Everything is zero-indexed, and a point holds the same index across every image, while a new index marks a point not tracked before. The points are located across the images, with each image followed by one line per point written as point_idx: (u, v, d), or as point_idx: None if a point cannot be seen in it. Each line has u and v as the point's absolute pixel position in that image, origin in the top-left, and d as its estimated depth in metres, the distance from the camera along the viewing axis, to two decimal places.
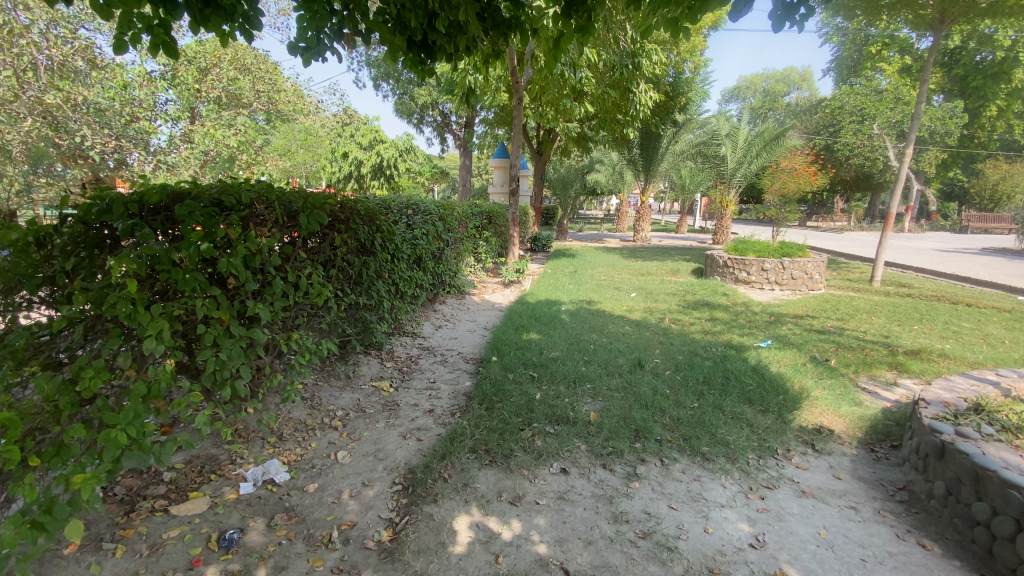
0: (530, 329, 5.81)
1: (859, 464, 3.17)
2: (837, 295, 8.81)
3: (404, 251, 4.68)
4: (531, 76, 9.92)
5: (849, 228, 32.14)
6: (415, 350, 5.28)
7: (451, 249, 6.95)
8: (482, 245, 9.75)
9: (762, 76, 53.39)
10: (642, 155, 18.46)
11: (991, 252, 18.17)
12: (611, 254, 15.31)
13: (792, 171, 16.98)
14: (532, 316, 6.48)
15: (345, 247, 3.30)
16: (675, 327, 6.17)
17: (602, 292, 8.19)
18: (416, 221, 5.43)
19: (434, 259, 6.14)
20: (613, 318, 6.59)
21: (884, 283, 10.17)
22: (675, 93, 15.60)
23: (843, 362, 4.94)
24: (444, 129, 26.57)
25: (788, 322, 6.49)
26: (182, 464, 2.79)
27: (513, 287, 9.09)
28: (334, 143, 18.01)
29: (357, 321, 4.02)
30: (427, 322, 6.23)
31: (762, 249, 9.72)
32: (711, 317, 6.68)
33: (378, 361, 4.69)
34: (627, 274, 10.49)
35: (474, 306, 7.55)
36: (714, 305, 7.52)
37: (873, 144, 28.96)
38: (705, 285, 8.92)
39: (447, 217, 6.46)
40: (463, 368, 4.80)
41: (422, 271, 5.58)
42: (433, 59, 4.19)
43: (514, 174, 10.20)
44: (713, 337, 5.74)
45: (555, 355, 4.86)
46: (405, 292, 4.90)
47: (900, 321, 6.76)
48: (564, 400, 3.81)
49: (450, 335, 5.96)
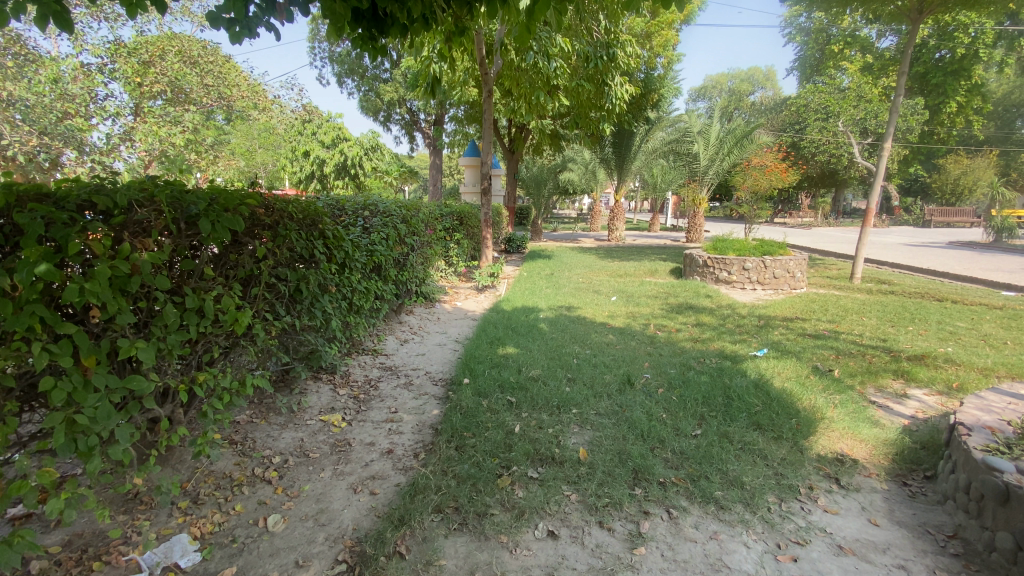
0: (506, 342, 5.23)
1: (895, 504, 2.73)
2: (821, 294, 8.52)
3: (359, 258, 4.05)
4: (501, 67, 9.32)
5: (817, 224, 32.66)
6: (375, 371, 4.64)
7: (418, 253, 6.32)
8: (453, 248, 9.15)
9: (729, 75, 54.22)
10: (615, 153, 18.12)
11: (958, 246, 18.43)
12: (587, 254, 14.89)
13: (764, 168, 16.91)
14: (508, 327, 5.88)
15: (273, 258, 2.65)
16: (662, 335, 5.69)
17: (581, 297, 7.69)
18: (374, 224, 4.80)
19: (397, 266, 5.50)
20: (594, 326, 6.06)
21: (864, 280, 9.98)
22: (647, 89, 15.31)
23: (848, 372, 4.51)
24: (412, 127, 25.76)
25: (780, 325, 6.09)
26: (54, 547, 2.13)
27: (487, 293, 8.49)
28: (295, 142, 17.15)
29: (299, 345, 3.38)
30: (391, 337, 5.61)
31: (741, 248, 9.38)
32: (698, 322, 6.23)
33: (330, 390, 4.06)
34: (605, 276, 10.02)
35: (445, 315, 6.91)
36: (698, 308, 7.08)
37: (838, 142, 29.50)
38: (687, 287, 8.51)
39: (412, 218, 5.83)
40: (430, 393, 4.18)
41: (383, 279, 4.95)
42: (386, 35, 3.59)
43: (485, 172, 9.61)
44: (703, 345, 5.27)
45: (535, 372, 4.29)
46: (361, 306, 4.27)
47: (893, 321, 6.44)
48: (547, 432, 3.24)
49: (417, 352, 5.33)
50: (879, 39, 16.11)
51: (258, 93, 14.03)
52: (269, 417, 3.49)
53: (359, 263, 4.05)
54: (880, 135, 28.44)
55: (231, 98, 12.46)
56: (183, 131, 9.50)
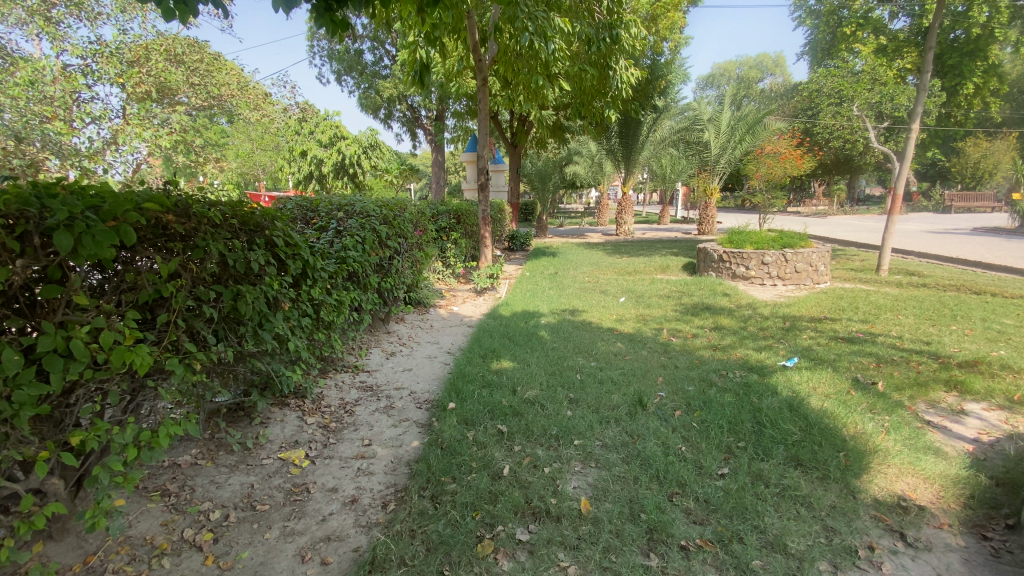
0: (502, 354, 4.67)
1: (978, 568, 2.15)
2: (847, 289, 7.87)
3: (327, 266, 3.53)
4: (496, 53, 8.73)
5: (831, 212, 31.71)
6: (353, 393, 4.11)
7: (407, 256, 5.80)
8: (450, 247, 8.67)
9: (737, 63, 53.14)
10: (622, 144, 17.45)
11: (984, 233, 17.53)
12: (594, 250, 14.32)
13: (777, 155, 16.21)
14: (507, 335, 5.33)
15: (186, 274, 2.13)
16: (676, 341, 5.11)
17: (586, 299, 7.12)
18: (349, 226, 4.29)
19: (380, 271, 4.98)
20: (600, 332, 5.49)
21: (892, 272, 9.29)
22: (654, 77, 14.84)
23: (894, 385, 3.89)
24: (414, 124, 25.30)
25: (807, 327, 5.48)
26: None
27: (486, 296, 7.96)
28: (292, 142, 16.69)
29: (249, 372, 2.88)
30: (377, 349, 5.10)
31: (759, 240, 8.74)
32: (715, 326, 5.64)
33: (297, 419, 3.57)
34: (613, 274, 9.45)
35: (439, 322, 6.38)
36: (715, 308, 6.48)
37: (853, 126, 28.48)
38: (702, 284, 7.91)
39: (397, 218, 5.29)
40: (411, 420, 3.64)
41: (363, 287, 4.44)
42: (345, 6, 3.06)
43: (484, 166, 9.03)
44: (722, 354, 4.68)
45: (532, 392, 3.75)
46: (333, 319, 3.76)
47: (933, 320, 5.79)
48: (542, 474, 2.71)
49: (403, 366, 4.81)
50: (890, 20, 15.36)
51: (251, 92, 13.57)
52: (218, 457, 3.01)
53: (328, 271, 3.54)
54: (897, 118, 27.42)
55: (224, 96, 11.93)
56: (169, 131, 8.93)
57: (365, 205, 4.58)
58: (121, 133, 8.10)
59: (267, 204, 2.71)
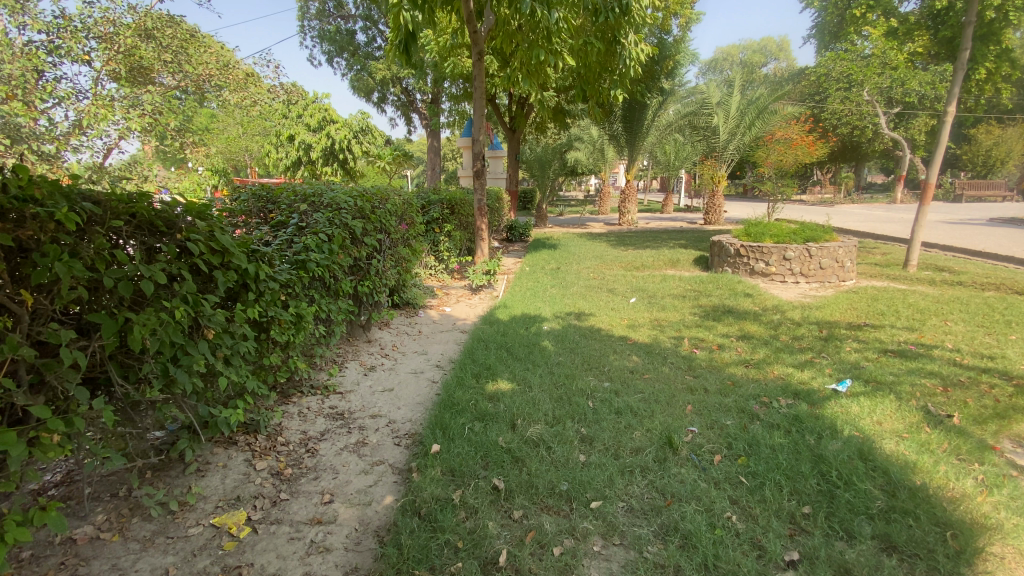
0: (499, 372, 3.97)
1: None
2: (878, 287, 7.19)
3: (278, 273, 2.81)
4: (492, 24, 7.89)
5: (837, 201, 30.92)
6: (318, 423, 3.42)
7: (391, 254, 5.05)
8: (443, 240, 7.98)
9: (741, 47, 51.96)
10: (625, 129, 16.62)
11: (1002, 223, 16.86)
12: (597, 241, 13.59)
13: (789, 141, 15.50)
14: (504, 346, 4.62)
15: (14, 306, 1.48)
16: (699, 355, 4.40)
17: (592, 299, 6.44)
18: (314, 221, 3.54)
19: (355, 272, 4.24)
20: (610, 342, 4.77)
21: (920, 267, 8.62)
22: (662, 56, 14.04)
23: (972, 417, 3.19)
24: (409, 108, 24.37)
25: (847, 337, 4.80)
26: None
27: (482, 294, 7.27)
28: (279, 126, 15.79)
29: (163, 420, 2.20)
30: (353, 363, 4.39)
31: (779, 234, 8.02)
32: (742, 335, 4.93)
33: (245, 463, 2.88)
34: (619, 269, 8.73)
35: (428, 327, 5.64)
36: (738, 311, 5.79)
37: (862, 112, 27.57)
38: (719, 282, 7.21)
39: (378, 208, 4.52)
40: (386, 463, 2.95)
41: (333, 293, 3.71)
42: None
43: (479, 151, 8.25)
44: (757, 372, 3.98)
45: (534, 428, 3.06)
46: (288, 338, 3.05)
47: (988, 327, 5.12)
48: (552, 562, 2.04)
49: (383, 385, 4.11)
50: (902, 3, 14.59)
51: None
52: (131, 527, 2.32)
53: (281, 279, 2.82)
54: (908, 103, 26.53)
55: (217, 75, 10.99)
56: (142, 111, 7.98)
57: (336, 195, 3.81)
58: (88, 115, 7.17)
59: (188, 198, 2.07)
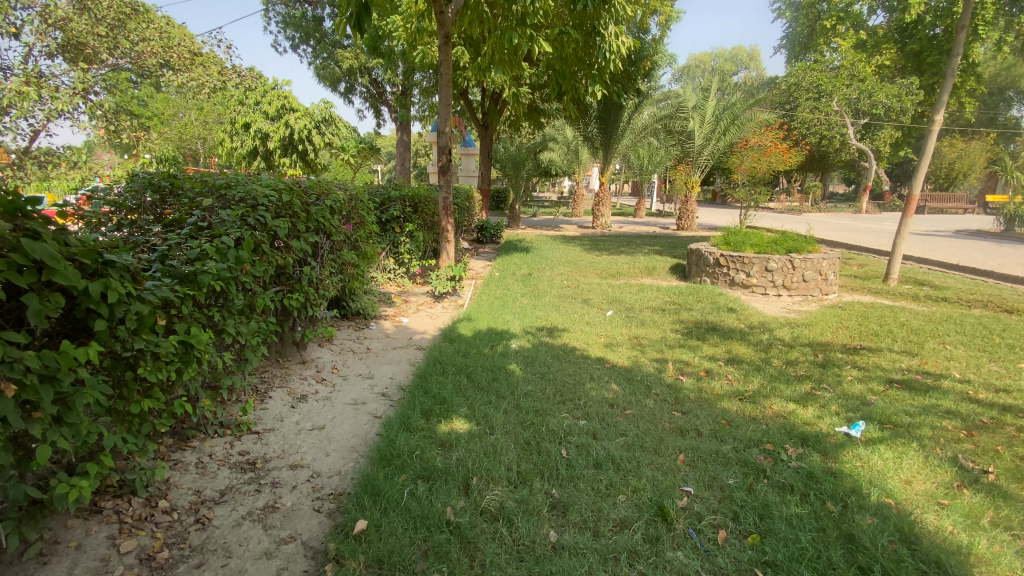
0: (455, 408, 3.29)
1: None
2: (863, 302, 6.84)
3: (149, 290, 2.09)
4: (461, 4, 7.16)
5: (805, 210, 31.34)
6: (220, 479, 2.69)
7: (334, 260, 4.32)
8: (404, 241, 7.28)
9: (714, 55, 52.54)
10: (600, 130, 16.14)
11: (966, 235, 17.13)
12: (570, 244, 13.04)
13: (763, 148, 15.36)
14: (463, 370, 3.96)
15: None
16: (687, 383, 3.82)
17: (566, 312, 5.85)
18: (219, 220, 2.81)
19: (281, 282, 3.51)
20: (586, 365, 4.15)
21: (901, 281, 8.36)
22: (640, 56, 13.67)
23: (1009, 471, 2.72)
24: (378, 100, 23.42)
25: (846, 363, 4.34)
26: None
27: (445, 302, 6.60)
28: (233, 113, 14.65)
29: None
30: (279, 393, 3.66)
31: (761, 243, 7.60)
32: (732, 358, 4.39)
33: (105, 544, 2.13)
34: (594, 277, 8.18)
35: (378, 344, 4.91)
36: (724, 328, 5.29)
37: (831, 122, 27.90)
38: (700, 294, 6.72)
39: (313, 205, 3.76)
40: (298, 542, 2.27)
41: (246, 310, 2.99)
42: None
43: (445, 145, 7.54)
44: (755, 408, 3.42)
45: (493, 494, 2.40)
46: (171, 373, 2.32)
47: (988, 351, 4.77)
48: None
49: (313, 422, 3.39)
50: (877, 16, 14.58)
51: None
52: None
53: (156, 297, 2.10)
54: (875, 115, 26.95)
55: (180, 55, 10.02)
56: (71, 89, 6.98)
57: (253, 188, 3.08)
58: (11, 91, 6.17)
59: None
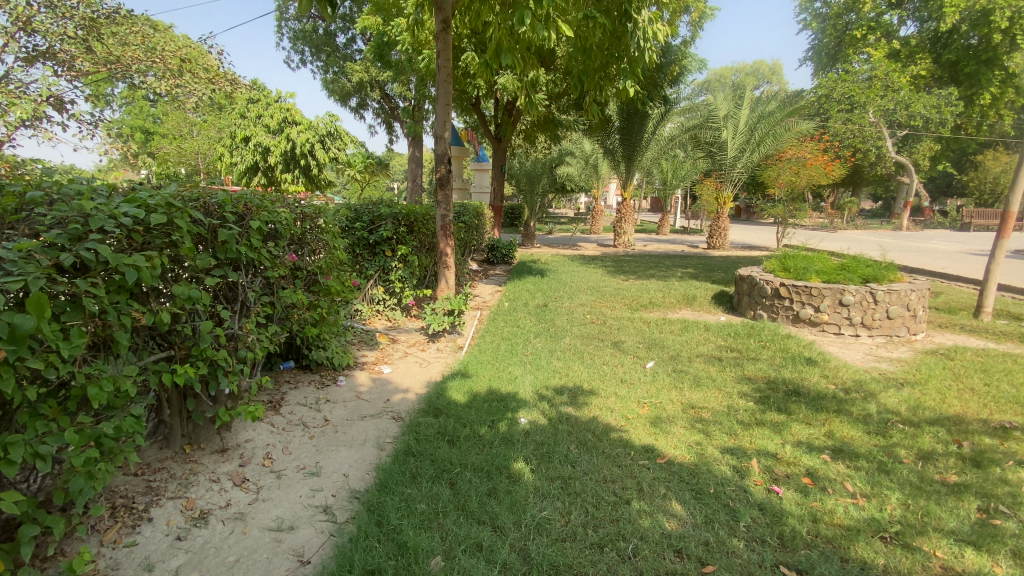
0: (417, 563, 2.00)
1: None
2: (967, 347, 5.42)
3: None
4: None
5: (838, 227, 29.68)
6: None
7: (271, 303, 3.08)
8: (396, 268, 6.08)
9: (733, 70, 51.58)
10: (622, 142, 14.91)
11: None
12: (592, 266, 11.78)
13: (802, 160, 14.01)
14: (446, 472, 2.67)
15: None
16: (787, 502, 2.48)
17: (594, 361, 4.56)
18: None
19: (166, 344, 2.31)
20: (628, 460, 2.84)
21: (996, 315, 6.88)
22: (667, 60, 12.73)
23: None
24: (391, 115, 22.69)
25: (1009, 457, 2.96)
26: None
27: (442, 342, 5.38)
28: (234, 126, 13.73)
29: None
30: (168, 509, 2.43)
31: (830, 270, 6.23)
32: (839, 448, 3.03)
33: None
34: (623, 309, 6.91)
35: (342, 411, 3.64)
36: (809, 388, 3.96)
37: (867, 134, 24.80)
38: (762, 335, 5.37)
39: (224, 227, 2.54)
40: None
41: (71, 406, 1.79)
42: None
43: (444, 152, 6.36)
44: (915, 564, 2.08)
45: None
46: None
47: None
48: None
49: (201, 570, 2.14)
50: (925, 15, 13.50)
51: None
52: None
53: None
54: (914, 126, 24.66)
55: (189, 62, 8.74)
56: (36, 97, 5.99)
57: (86, 203, 1.86)
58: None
59: None
